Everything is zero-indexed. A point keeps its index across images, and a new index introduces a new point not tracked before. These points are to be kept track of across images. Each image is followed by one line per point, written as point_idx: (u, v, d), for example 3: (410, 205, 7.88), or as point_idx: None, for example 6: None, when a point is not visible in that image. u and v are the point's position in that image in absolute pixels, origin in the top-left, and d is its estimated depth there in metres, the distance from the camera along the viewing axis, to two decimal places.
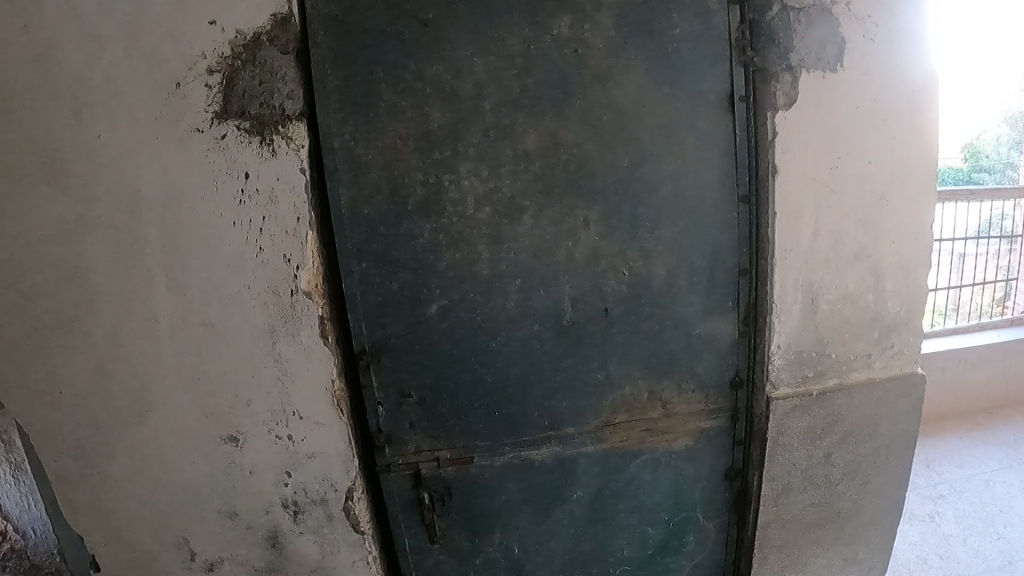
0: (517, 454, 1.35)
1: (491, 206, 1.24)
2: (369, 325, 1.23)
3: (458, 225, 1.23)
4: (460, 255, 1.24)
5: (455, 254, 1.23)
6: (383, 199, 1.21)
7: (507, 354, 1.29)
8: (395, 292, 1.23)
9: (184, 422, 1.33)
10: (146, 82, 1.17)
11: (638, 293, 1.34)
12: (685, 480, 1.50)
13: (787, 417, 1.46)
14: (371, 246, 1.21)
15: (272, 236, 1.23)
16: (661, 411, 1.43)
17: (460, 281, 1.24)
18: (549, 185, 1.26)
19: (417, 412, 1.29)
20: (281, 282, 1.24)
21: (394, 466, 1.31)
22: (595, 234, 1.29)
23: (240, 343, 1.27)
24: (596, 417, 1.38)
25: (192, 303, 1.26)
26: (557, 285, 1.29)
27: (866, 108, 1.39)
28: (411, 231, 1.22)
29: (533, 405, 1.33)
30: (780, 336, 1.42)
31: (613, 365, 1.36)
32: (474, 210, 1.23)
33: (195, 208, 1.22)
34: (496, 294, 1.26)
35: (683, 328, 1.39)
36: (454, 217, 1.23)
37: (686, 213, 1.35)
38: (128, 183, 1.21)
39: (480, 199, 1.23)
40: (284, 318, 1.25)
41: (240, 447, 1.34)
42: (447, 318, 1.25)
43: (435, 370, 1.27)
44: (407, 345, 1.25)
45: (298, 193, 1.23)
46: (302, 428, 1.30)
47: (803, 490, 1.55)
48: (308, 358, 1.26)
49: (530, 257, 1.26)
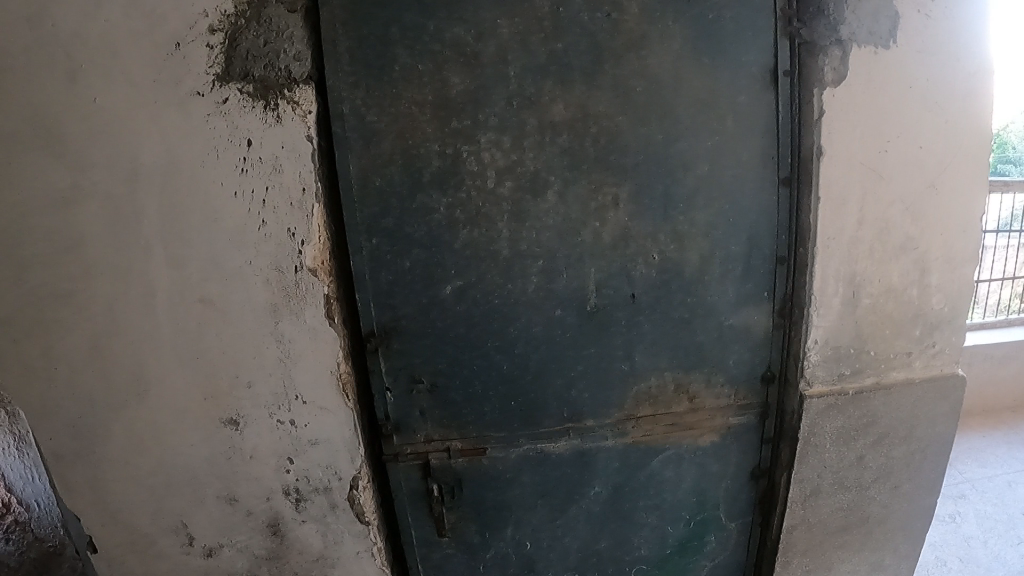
0: (534, 446, 1.26)
1: (514, 180, 1.14)
2: (379, 307, 1.14)
3: (478, 200, 1.12)
4: (479, 233, 1.13)
5: (473, 232, 1.13)
6: (396, 170, 1.11)
7: (526, 341, 1.20)
8: (408, 272, 1.13)
9: (183, 404, 1.27)
10: (144, 41, 1.09)
11: (668, 279, 1.25)
12: (709, 478, 1.42)
13: (821, 415, 1.38)
14: (382, 221, 1.12)
15: (276, 208, 1.14)
16: (687, 406, 1.35)
17: (478, 261, 1.14)
18: (577, 160, 1.16)
19: (429, 400, 1.20)
20: (285, 257, 1.15)
21: (402, 456, 1.23)
22: (625, 214, 1.20)
23: (241, 322, 1.20)
24: (619, 409, 1.30)
25: (193, 278, 1.19)
26: (582, 268, 1.19)
27: (919, 88, 1.28)
28: (425, 204, 1.11)
29: (552, 395, 1.24)
30: (818, 330, 1.33)
31: (638, 355, 1.28)
32: (495, 183, 1.13)
33: (196, 177, 1.14)
34: (517, 277, 1.16)
35: (714, 318, 1.31)
36: (473, 192, 1.12)
37: (721, 195, 1.25)
38: (125, 149, 1.12)
39: (502, 173, 1.13)
40: (287, 296, 1.16)
41: (242, 431, 1.27)
42: (463, 302, 1.15)
43: (449, 356, 1.18)
44: (420, 329, 1.16)
45: (304, 161, 1.13)
46: (305, 414, 1.22)
47: (833, 492, 1.47)
48: (313, 340, 1.16)
49: (554, 237, 1.16)
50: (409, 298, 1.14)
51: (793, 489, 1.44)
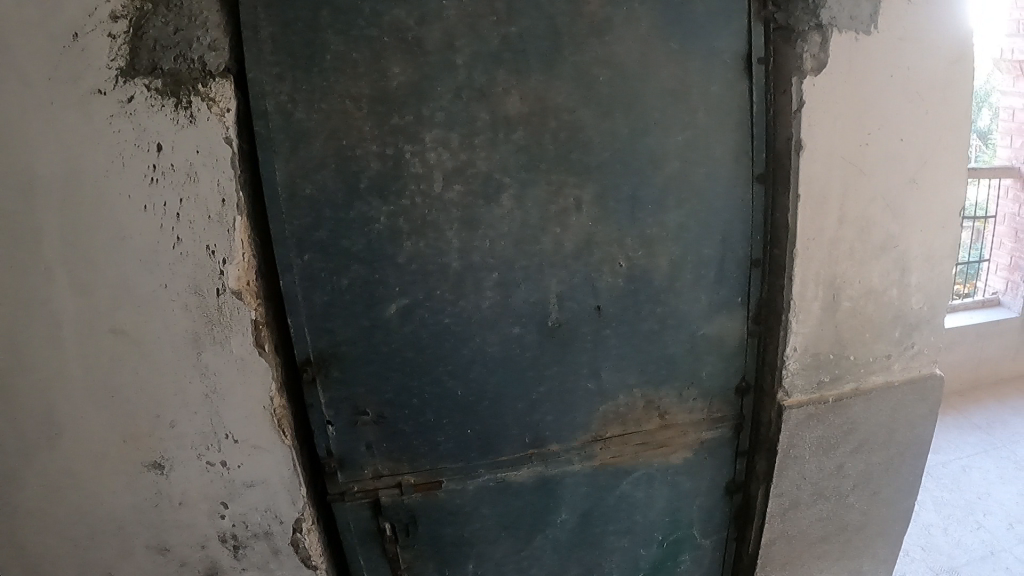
0: (494, 475, 1.15)
1: (464, 184, 1.01)
2: (313, 331, 1.00)
3: (423, 207, 0.99)
4: (425, 244, 0.99)
5: (419, 243, 0.99)
6: (328, 174, 0.97)
7: (482, 363, 1.07)
8: (345, 291, 0.99)
9: (101, 447, 1.10)
10: (31, 29, 0.91)
11: (637, 288, 1.15)
12: (683, 496, 1.34)
13: (800, 426, 1.31)
14: (312, 233, 0.97)
15: (192, 223, 0.97)
16: (657, 422, 1.26)
17: (425, 276, 1.00)
18: (535, 160, 1.04)
19: (376, 432, 1.07)
20: (203, 279, 0.98)
21: (349, 494, 1.11)
22: (589, 219, 1.09)
23: (158, 355, 1.03)
24: (586, 431, 1.19)
25: (100, 305, 1.02)
26: (543, 281, 1.07)
27: (899, 78, 1.20)
28: (362, 213, 0.97)
29: (513, 420, 1.13)
30: (797, 337, 1.25)
31: (606, 372, 1.17)
32: (442, 188, 1.00)
33: (96, 187, 0.97)
34: (469, 292, 1.03)
35: (686, 329, 1.21)
36: (417, 197, 0.98)
37: (694, 195, 1.16)
38: (14, 158, 0.94)
39: (451, 175, 1.00)
40: (210, 323, 0.99)
41: (168, 475, 1.12)
42: (409, 322, 1.02)
43: (397, 383, 1.05)
44: (361, 354, 1.02)
45: (223, 168, 0.96)
46: (237, 454, 1.07)
47: (812, 504, 1.41)
48: (241, 372, 1.01)
49: (511, 246, 1.04)
50: (346, 320, 1.00)
51: (771, 503, 1.37)
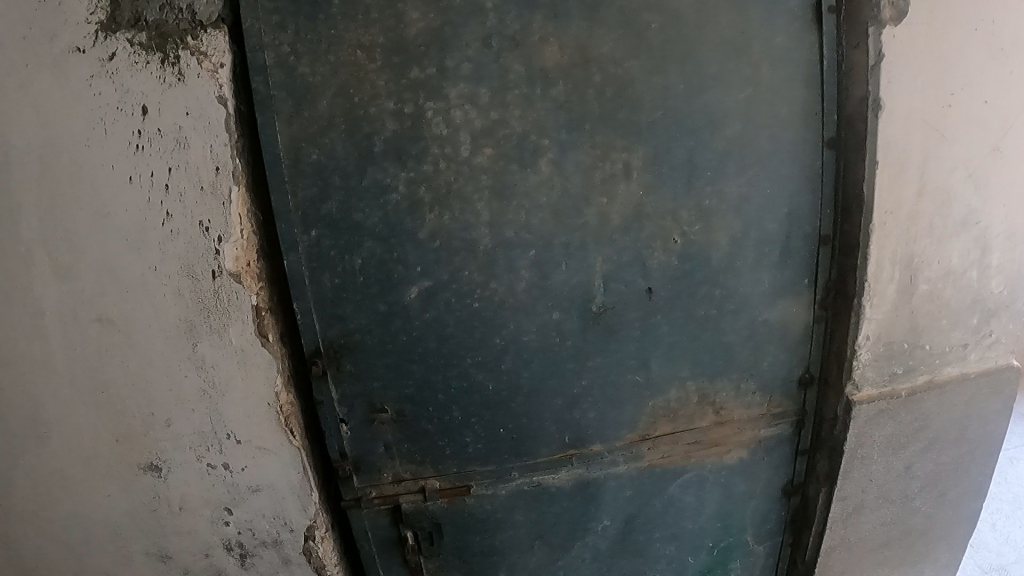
0: (530, 479, 1.03)
1: (495, 147, 0.87)
2: (324, 317, 0.88)
3: (449, 173, 0.85)
4: (451, 217, 0.86)
5: (442, 216, 0.86)
6: (336, 136, 0.83)
7: (516, 354, 0.94)
8: (359, 272, 0.86)
9: (93, 448, 0.99)
10: None
11: (692, 267, 1.02)
12: (734, 500, 1.22)
13: (870, 423, 1.18)
14: (319, 205, 0.84)
15: (183, 195, 0.84)
16: (712, 419, 1.14)
17: (451, 254, 0.87)
18: (576, 119, 0.90)
19: (396, 432, 0.95)
20: (196, 259, 0.86)
21: (366, 500, 1.00)
22: (639, 187, 0.95)
23: (152, 346, 0.91)
24: (633, 429, 1.08)
25: (87, 290, 0.90)
26: (586, 259, 0.95)
27: (993, 28, 1.02)
28: (377, 181, 0.84)
29: (550, 418, 1.00)
30: (871, 324, 1.10)
31: (656, 364, 1.05)
32: (470, 152, 0.86)
33: (77, 155, 0.85)
34: (502, 273, 0.90)
35: (745, 314, 1.08)
36: (440, 163, 0.85)
37: (756, 162, 1.01)
38: None
39: (480, 138, 0.86)
40: (206, 310, 0.87)
41: (167, 479, 1.00)
42: (432, 308, 0.89)
43: (419, 376, 0.92)
44: (379, 343, 0.90)
45: (216, 132, 0.82)
46: (240, 456, 0.95)
47: (875, 508, 1.28)
48: (241, 365, 0.89)
49: (548, 219, 0.91)
50: (360, 306, 0.87)
51: (832, 508, 1.24)
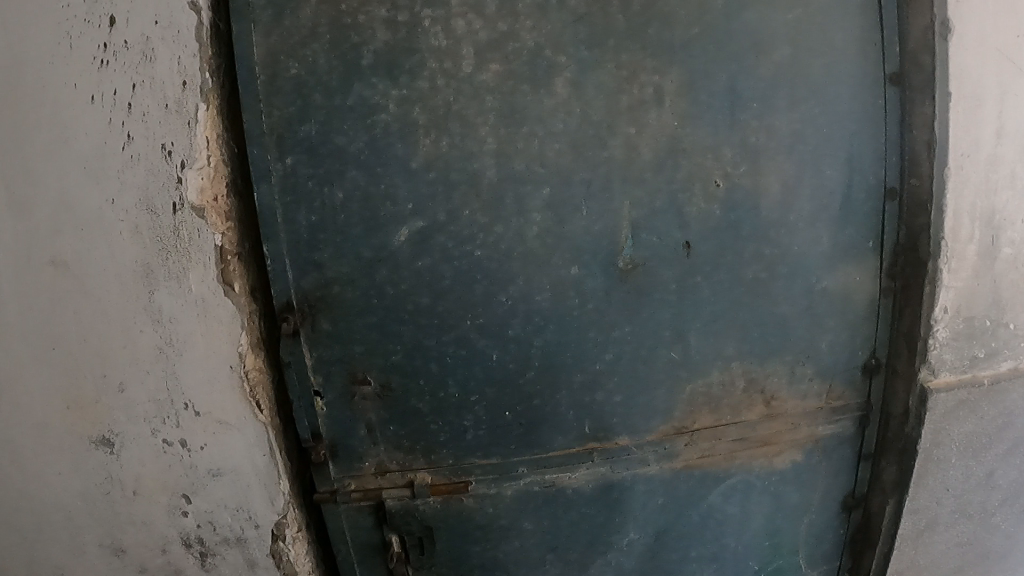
0: (541, 478, 0.85)
1: (502, 63, 0.73)
2: (297, 264, 0.74)
3: (448, 92, 0.72)
4: (450, 143, 0.72)
5: (439, 142, 0.72)
6: (319, 48, 0.71)
7: (526, 317, 0.77)
8: (340, 208, 0.72)
9: (43, 415, 0.86)
10: None
11: (738, 219, 0.84)
12: (786, 515, 1.03)
13: (947, 417, 0.99)
14: (297, 127, 0.71)
15: (145, 116, 0.73)
16: (762, 411, 0.95)
17: (449, 188, 0.72)
18: (598, 34, 0.76)
19: (380, 411, 0.79)
20: (156, 190, 0.75)
21: (343, 495, 0.83)
22: (673, 117, 0.80)
23: (107, 294, 0.79)
24: (667, 420, 0.89)
25: (42, 229, 0.79)
26: (610, 201, 0.78)
27: None
28: (363, 99, 0.71)
29: (566, 398, 0.82)
30: (950, 293, 0.92)
31: (694, 337, 0.86)
32: (473, 68, 0.72)
33: (40, 74, 0.76)
34: (511, 214, 0.74)
35: (801, 280, 0.90)
36: (438, 79, 0.71)
37: (811, 96, 0.85)
38: None
39: (485, 51, 0.72)
40: (165, 251, 0.75)
41: (119, 457, 0.85)
42: (425, 255, 0.73)
43: (408, 340, 0.76)
44: (362, 298, 0.74)
45: (185, 44, 0.71)
46: (200, 431, 0.81)
47: (951, 523, 1.09)
48: (203, 318, 0.76)
49: (566, 151, 0.76)
50: (340, 250, 0.73)
51: (902, 521, 1.05)
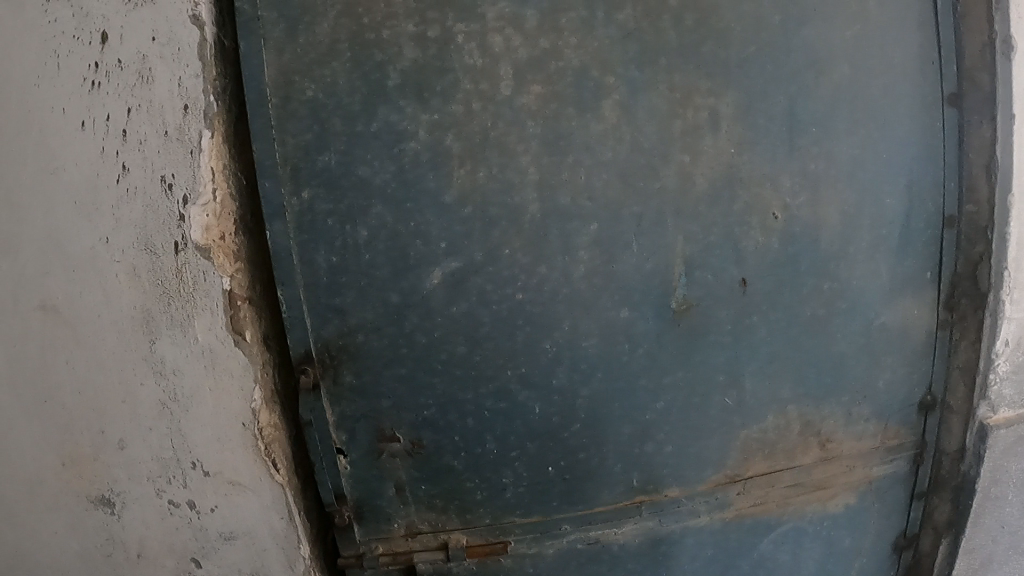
0: (585, 536, 0.76)
1: (544, 84, 0.64)
2: (316, 311, 0.65)
3: (485, 117, 0.63)
4: (487, 174, 0.64)
5: (476, 172, 0.63)
6: (339, 67, 0.62)
7: (573, 365, 0.69)
8: (365, 248, 0.64)
9: (33, 473, 0.78)
10: None
11: (798, 252, 0.76)
12: (837, 558, 0.91)
13: (1007, 454, 0.93)
14: (314, 157, 0.63)
15: (141, 144, 0.65)
16: (817, 455, 0.84)
17: (487, 225, 0.64)
18: (649, 52, 0.67)
19: (410, 470, 0.70)
20: (155, 228, 0.66)
21: (370, 560, 0.74)
22: (731, 142, 0.71)
23: (102, 342, 0.71)
24: (719, 469, 0.79)
25: (31, 269, 0.72)
26: (663, 236, 0.69)
27: None
28: (390, 125, 0.62)
29: (615, 452, 0.73)
30: (1012, 325, 0.87)
31: (750, 382, 0.77)
32: (513, 90, 0.64)
33: (25, 98, 0.68)
34: (556, 252, 0.66)
35: (861, 316, 0.81)
36: (473, 102, 0.63)
37: (870, 118, 0.77)
38: None
39: (525, 71, 0.64)
40: (167, 295, 0.67)
41: (121, 518, 0.77)
42: (460, 300, 0.65)
43: (441, 393, 0.67)
44: (389, 348, 0.66)
45: (187, 62, 0.63)
46: (210, 491, 0.73)
47: (1006, 561, 1.03)
48: (212, 370, 0.68)
49: (615, 181, 0.67)
50: (364, 295, 0.65)
51: (959, 562, 0.97)
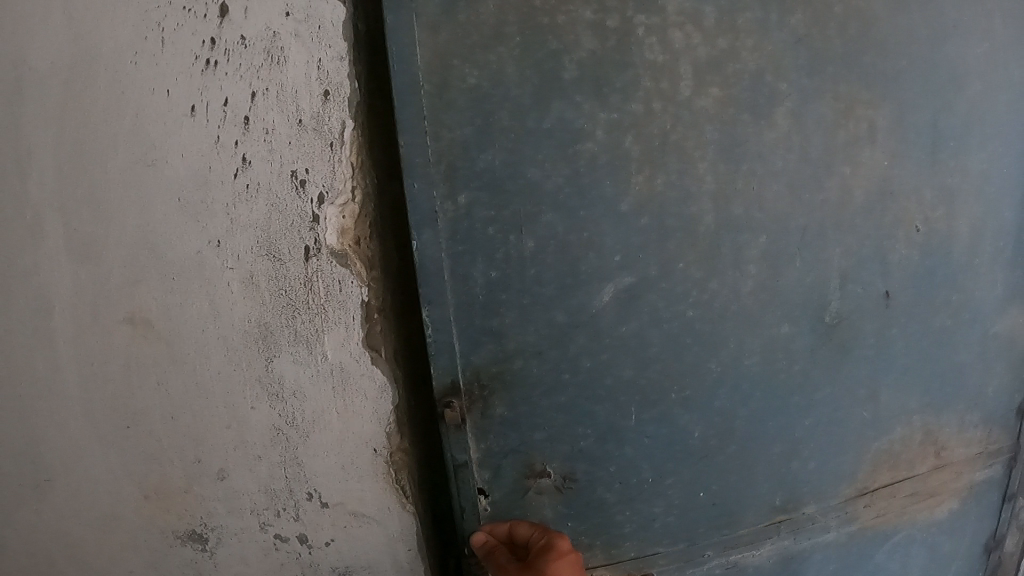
0: (725, 560, 0.73)
1: (721, 87, 0.60)
2: (467, 334, 0.60)
3: (665, 118, 0.59)
4: (666, 181, 0.60)
5: (654, 178, 0.59)
6: (506, 53, 0.55)
7: (734, 387, 0.67)
8: (531, 261, 0.59)
9: (111, 506, 0.69)
10: None
11: (933, 266, 0.73)
12: (938, 564, 0.90)
13: None
14: (474, 155, 0.57)
15: (269, 134, 0.58)
16: (932, 464, 0.82)
17: (663, 236, 0.61)
18: (819, 59, 0.63)
19: (558, 504, 0.67)
20: (281, 231, 0.59)
21: None
22: (885, 155, 0.67)
23: (204, 359, 0.62)
24: (852, 483, 0.77)
25: (115, 275, 0.63)
26: (825, 250, 0.66)
27: None
28: (565, 122, 0.57)
29: (763, 470, 0.71)
30: None
31: (885, 396, 0.75)
32: (692, 91, 0.59)
33: (119, 78, 0.60)
34: (727, 267, 0.63)
35: (979, 326, 0.79)
36: (654, 102, 0.58)
37: (995, 135, 0.73)
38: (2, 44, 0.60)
39: (704, 71, 0.59)
40: (291, 307, 0.60)
41: (214, 555, 0.69)
42: (630, 318, 0.62)
43: (602, 423, 0.64)
44: (551, 374, 0.62)
45: (325, 43, 0.57)
46: (326, 523, 0.65)
47: None
48: (340, 388, 0.61)
49: (785, 192, 0.63)
50: (525, 315, 0.60)
51: None
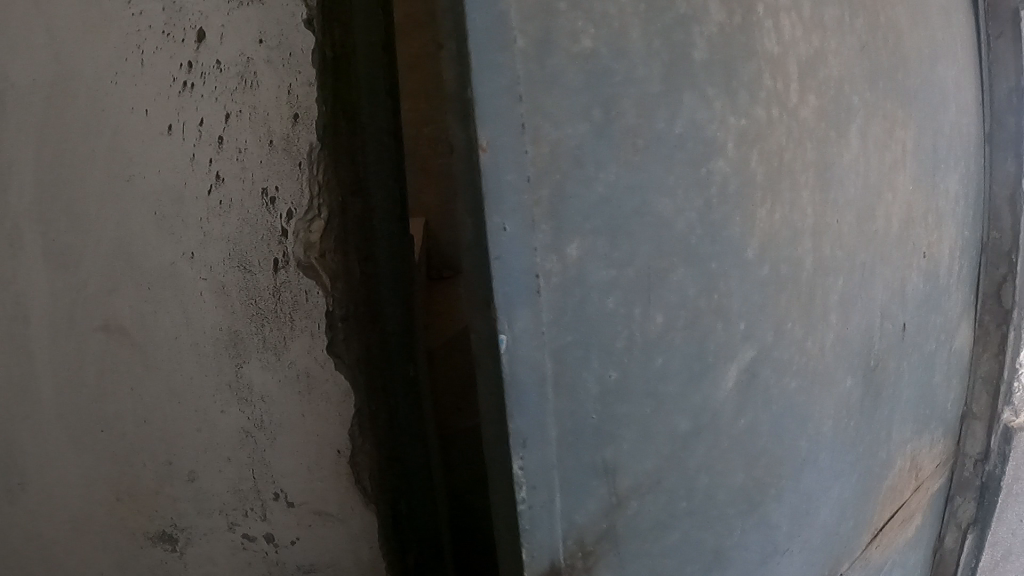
0: None
1: (818, 95, 0.47)
2: (571, 486, 0.39)
3: (784, 128, 0.44)
4: (783, 217, 0.45)
5: (774, 215, 0.44)
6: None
7: (822, 471, 0.55)
8: (657, 347, 0.40)
9: (83, 508, 0.71)
10: None
11: (935, 286, 0.61)
12: None
13: None
14: (591, 174, 0.35)
15: (241, 153, 0.62)
16: (912, 484, 0.70)
17: (776, 296, 0.46)
18: (877, 43, 0.52)
19: None
20: (251, 244, 0.63)
21: None
22: (918, 172, 0.56)
23: (176, 363, 0.65)
24: (888, 549, 0.69)
25: (92, 284, 0.66)
26: (875, 285, 0.54)
27: None
28: (697, 124, 0.39)
29: (803, 549, 0.56)
30: None
31: (899, 419, 0.62)
32: (799, 96, 0.45)
33: (100, 97, 0.63)
34: (818, 323, 0.49)
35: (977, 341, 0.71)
36: (774, 107, 0.44)
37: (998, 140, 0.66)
38: None
39: (810, 70, 0.46)
40: (259, 316, 0.63)
41: (184, 556, 0.71)
42: (748, 409, 0.47)
43: (709, 555, 0.48)
44: (666, 507, 0.44)
45: (295, 69, 0.61)
46: (292, 522, 0.68)
47: None
48: (306, 392, 0.64)
49: (856, 225, 0.51)
50: (647, 436, 0.41)
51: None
